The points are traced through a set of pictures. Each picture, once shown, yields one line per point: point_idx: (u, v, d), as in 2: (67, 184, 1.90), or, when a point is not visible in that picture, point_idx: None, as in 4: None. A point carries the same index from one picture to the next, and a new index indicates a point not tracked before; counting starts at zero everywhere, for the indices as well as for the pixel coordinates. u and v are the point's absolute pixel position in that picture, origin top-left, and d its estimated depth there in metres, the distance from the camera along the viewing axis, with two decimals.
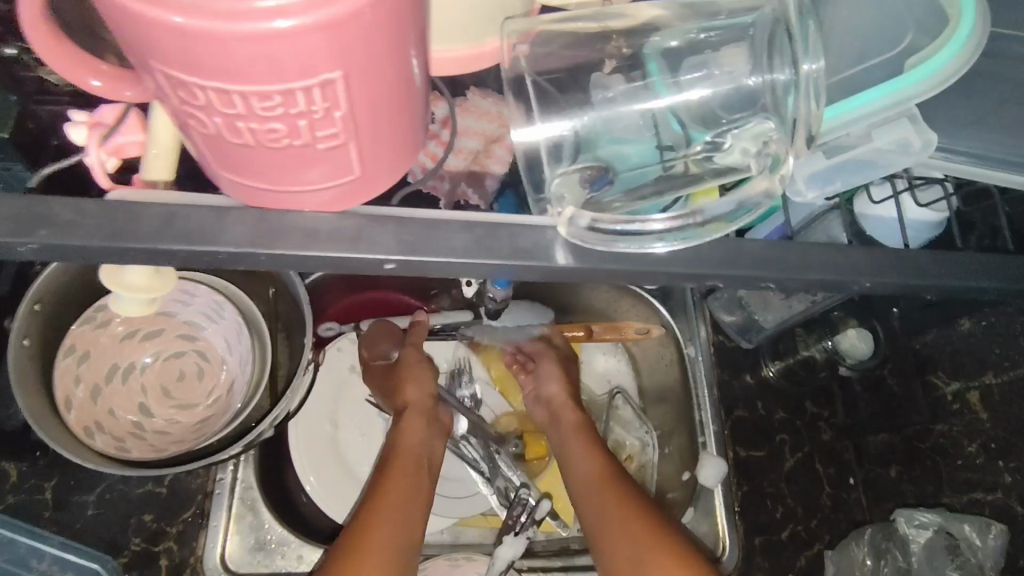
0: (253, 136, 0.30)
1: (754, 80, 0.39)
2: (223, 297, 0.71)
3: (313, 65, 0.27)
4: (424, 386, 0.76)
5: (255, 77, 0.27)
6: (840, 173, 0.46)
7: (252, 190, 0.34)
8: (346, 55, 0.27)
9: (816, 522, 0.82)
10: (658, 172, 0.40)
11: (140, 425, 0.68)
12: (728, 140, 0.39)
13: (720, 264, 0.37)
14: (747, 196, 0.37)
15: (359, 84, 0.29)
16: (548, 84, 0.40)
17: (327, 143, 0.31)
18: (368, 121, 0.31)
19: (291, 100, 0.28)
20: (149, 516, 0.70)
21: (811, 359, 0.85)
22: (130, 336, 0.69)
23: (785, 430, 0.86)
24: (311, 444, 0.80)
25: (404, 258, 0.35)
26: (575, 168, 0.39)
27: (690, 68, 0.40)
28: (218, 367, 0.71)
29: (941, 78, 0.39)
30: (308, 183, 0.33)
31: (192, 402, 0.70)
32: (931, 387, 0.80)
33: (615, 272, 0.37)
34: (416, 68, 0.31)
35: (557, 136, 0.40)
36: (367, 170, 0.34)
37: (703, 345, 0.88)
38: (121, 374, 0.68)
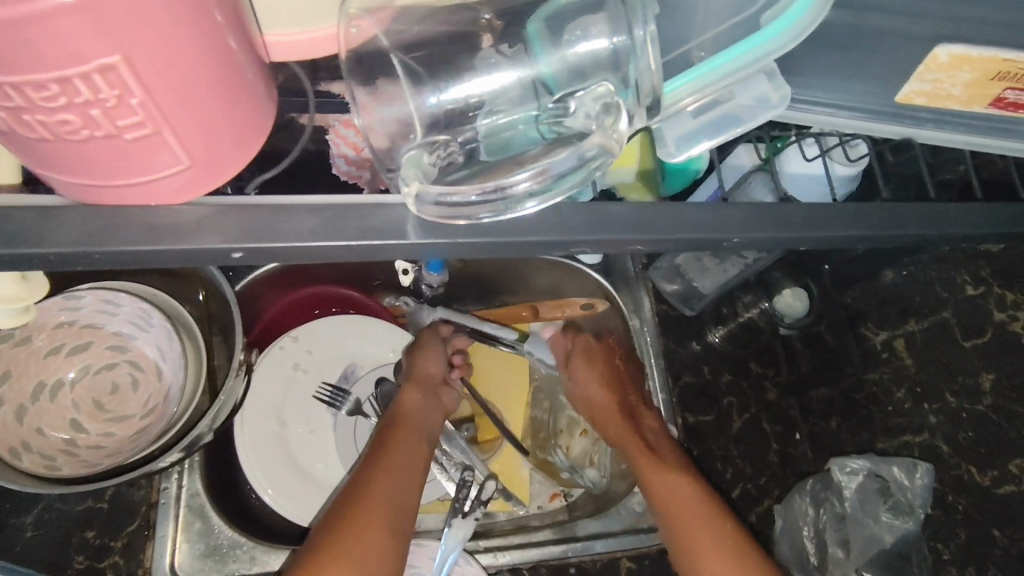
0: (46, 127, 0.30)
1: (613, 42, 0.39)
2: (149, 304, 0.69)
3: (84, 48, 0.26)
4: (431, 361, 0.79)
5: (29, 64, 0.26)
6: (710, 131, 0.44)
7: (88, 188, 0.34)
8: (114, 35, 0.27)
9: (765, 479, 0.84)
10: (534, 142, 0.39)
11: (72, 441, 0.67)
12: (574, 104, 0.38)
13: (583, 229, 0.39)
14: (585, 150, 0.36)
15: (144, 65, 0.28)
16: (414, 62, 0.40)
17: (133, 133, 0.30)
18: (173, 106, 0.30)
19: (74, 88, 0.28)
20: (91, 532, 0.69)
21: (751, 322, 0.86)
22: (54, 352, 0.67)
23: (730, 393, 0.87)
24: (257, 445, 0.79)
25: (247, 244, 0.36)
26: (434, 145, 0.39)
27: (567, 32, 0.40)
28: (153, 375, 0.69)
29: (792, 37, 0.39)
30: (133, 174, 0.33)
31: (128, 413, 0.69)
32: (863, 339, 0.82)
33: (488, 244, 0.38)
34: (219, 48, 0.31)
35: (426, 109, 0.39)
36: (198, 158, 0.34)
37: (647, 316, 0.90)
38: (48, 392, 0.67)
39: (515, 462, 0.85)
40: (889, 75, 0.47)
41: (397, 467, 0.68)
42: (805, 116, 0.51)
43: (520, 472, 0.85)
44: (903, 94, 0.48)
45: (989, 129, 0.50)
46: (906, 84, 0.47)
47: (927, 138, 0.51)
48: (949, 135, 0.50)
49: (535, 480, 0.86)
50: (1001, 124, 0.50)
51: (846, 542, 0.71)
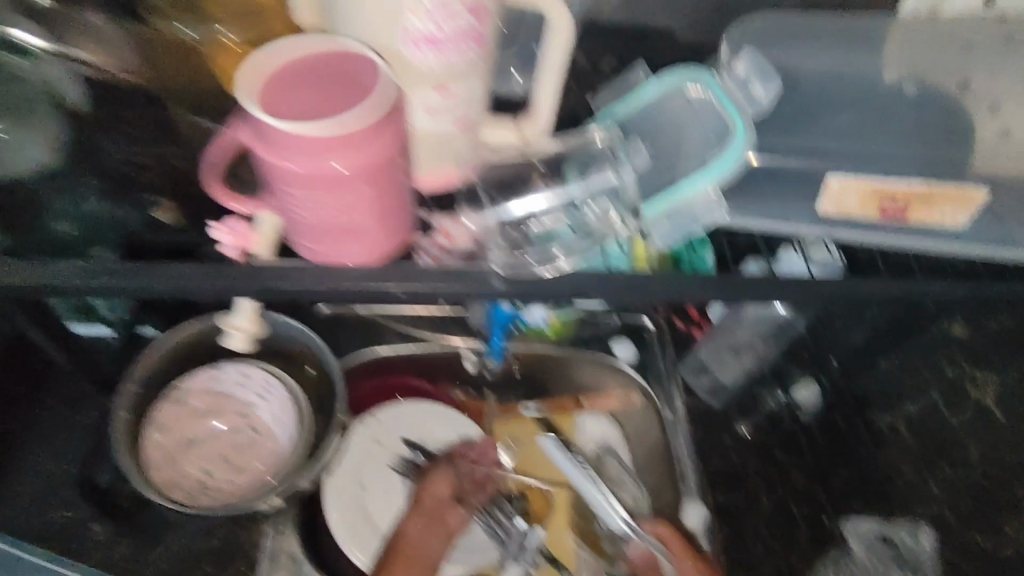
0: (327, 221, 0.50)
1: (615, 174, 0.57)
2: (270, 378, 0.89)
3: (334, 185, 0.47)
4: (437, 490, 0.87)
5: (305, 187, 0.47)
6: (683, 227, 0.56)
7: (321, 258, 0.53)
8: (348, 183, 0.47)
9: (797, 557, 0.90)
10: (567, 235, 0.56)
11: (202, 483, 0.83)
12: (590, 213, 0.57)
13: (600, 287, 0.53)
14: (598, 238, 0.56)
15: (353, 197, 0.48)
16: (493, 191, 0.59)
17: (367, 223, 0.50)
18: (388, 209, 0.51)
19: (318, 204, 0.48)
20: (208, 566, 0.83)
21: (772, 412, 1.00)
22: (198, 412, 0.86)
23: (757, 476, 0.96)
24: (341, 505, 0.92)
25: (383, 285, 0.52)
26: (503, 238, 0.55)
27: (587, 170, 0.58)
28: (267, 436, 0.87)
29: (729, 167, 0.54)
30: (356, 249, 0.52)
31: (245, 465, 0.85)
32: (871, 422, 0.94)
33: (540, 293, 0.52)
34: (396, 193, 0.51)
35: (498, 218, 0.56)
36: (391, 240, 0.53)
37: (679, 407, 1.02)
38: (189, 443, 0.85)
39: (563, 532, 0.97)
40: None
41: None
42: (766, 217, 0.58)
43: (566, 541, 0.97)
44: (823, 204, 0.58)
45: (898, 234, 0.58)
46: (822, 198, 0.58)
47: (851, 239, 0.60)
48: (862, 238, 0.58)
49: (581, 555, 0.96)
50: None
51: None
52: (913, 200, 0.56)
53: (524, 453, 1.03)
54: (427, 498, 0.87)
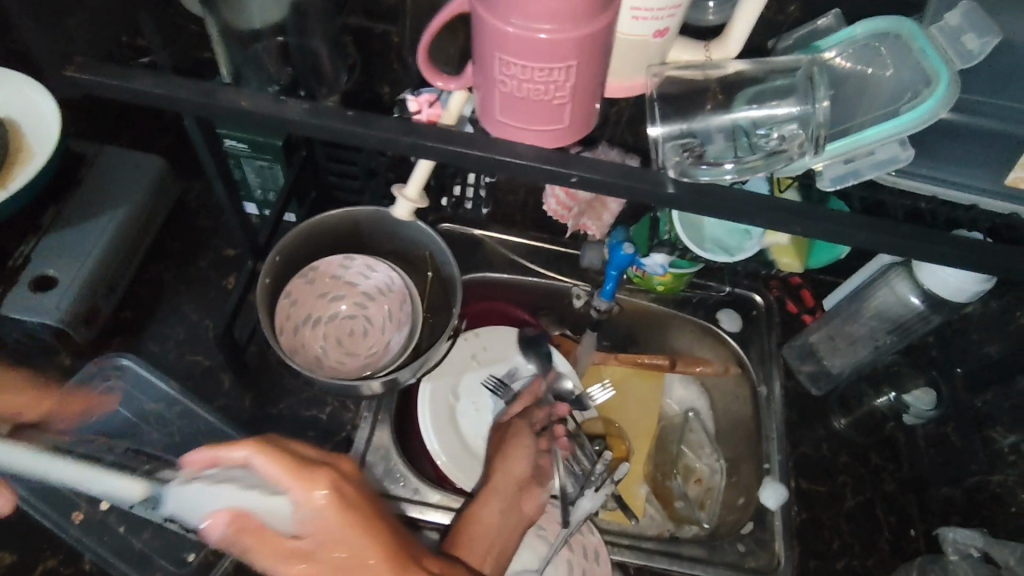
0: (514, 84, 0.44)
1: (799, 105, 0.52)
2: (394, 276, 0.94)
3: (573, 52, 0.41)
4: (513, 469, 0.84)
5: (534, 57, 0.41)
6: (856, 171, 0.52)
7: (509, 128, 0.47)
8: (588, 52, 0.42)
9: (873, 561, 0.90)
10: (734, 158, 0.53)
11: (321, 359, 0.91)
12: (769, 136, 0.52)
13: (761, 207, 0.48)
14: (774, 160, 0.51)
15: (587, 68, 0.43)
16: (669, 107, 0.53)
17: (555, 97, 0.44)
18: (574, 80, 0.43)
19: (552, 74, 0.42)
20: (311, 433, 0.91)
21: (876, 409, 0.98)
22: (323, 295, 0.93)
23: (847, 473, 0.96)
24: (434, 410, 0.97)
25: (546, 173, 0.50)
26: (675, 144, 0.53)
27: (768, 97, 0.53)
28: (380, 331, 0.94)
29: (918, 123, 0.48)
30: (534, 120, 0.46)
31: (356, 351, 0.93)
32: (991, 441, 0.85)
33: (699, 210, 0.49)
34: (585, 70, 0.43)
35: (675, 129, 0.53)
36: (570, 122, 0.47)
37: (777, 387, 1.01)
38: (312, 321, 0.92)
39: (635, 484, 0.97)
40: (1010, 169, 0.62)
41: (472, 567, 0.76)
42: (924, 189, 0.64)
43: (638, 492, 0.97)
44: (1012, 175, 0.61)
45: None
46: (1013, 168, 0.61)
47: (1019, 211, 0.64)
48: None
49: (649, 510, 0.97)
50: None
51: None
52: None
53: (615, 396, 1.06)
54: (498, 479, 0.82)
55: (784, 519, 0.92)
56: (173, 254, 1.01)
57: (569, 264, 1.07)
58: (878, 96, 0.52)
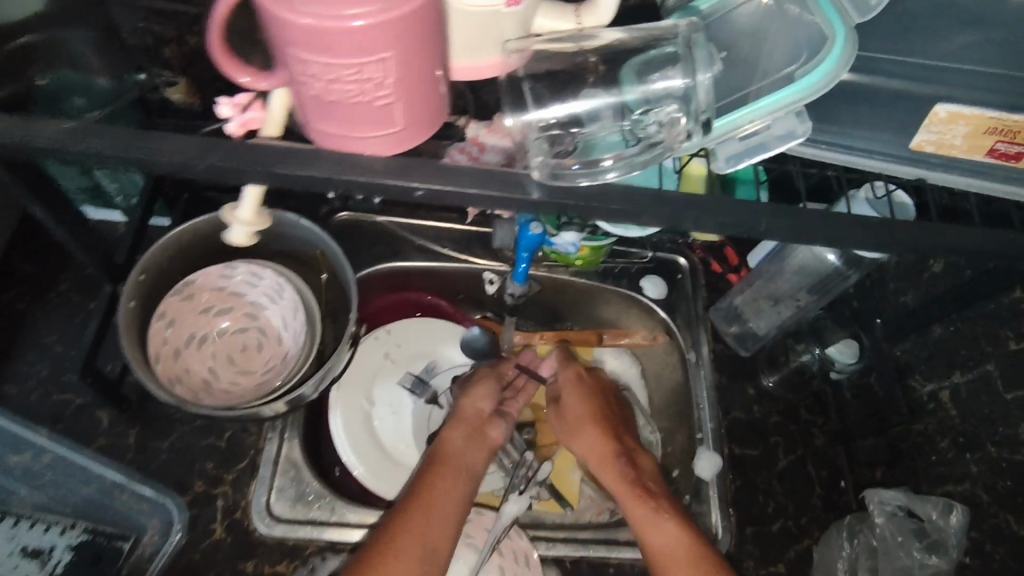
0: (332, 91, 0.37)
1: (684, 79, 0.45)
2: (283, 281, 0.84)
3: (385, 41, 0.34)
4: (478, 403, 0.87)
5: (332, 51, 0.34)
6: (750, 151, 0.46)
7: (335, 137, 0.41)
8: (403, 40, 0.34)
9: (805, 520, 0.90)
10: (620, 148, 0.47)
11: (209, 383, 0.82)
12: (651, 117, 0.46)
13: (648, 204, 0.43)
14: (658, 148, 0.45)
15: (410, 60, 0.36)
16: (541, 89, 0.47)
17: (383, 101, 0.37)
18: (408, 80, 0.37)
19: (364, 71, 0.35)
20: (210, 464, 0.82)
21: (803, 366, 0.95)
22: (207, 310, 0.83)
23: (778, 432, 0.95)
24: (349, 419, 0.91)
25: (402, 177, 0.42)
26: (543, 136, 0.47)
27: (649, 70, 0.46)
28: (275, 341, 0.85)
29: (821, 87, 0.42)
30: (367, 128, 0.39)
31: (252, 369, 0.84)
32: (911, 390, 0.86)
33: (576, 208, 0.43)
34: (422, 58, 0.36)
35: (546, 117, 0.47)
36: (408, 124, 0.40)
37: (705, 352, 0.98)
38: (196, 341, 0.82)
39: (568, 469, 0.94)
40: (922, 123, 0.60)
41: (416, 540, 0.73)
42: (841, 156, 0.62)
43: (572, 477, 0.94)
44: (916, 141, 0.58)
45: (997, 177, 0.58)
46: (918, 132, 0.58)
47: (937, 179, 0.60)
48: (955, 179, 0.59)
49: (585, 492, 0.93)
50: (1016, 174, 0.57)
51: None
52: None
53: None
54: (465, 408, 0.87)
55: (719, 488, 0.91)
56: (26, 276, 0.87)
57: (481, 244, 1.00)
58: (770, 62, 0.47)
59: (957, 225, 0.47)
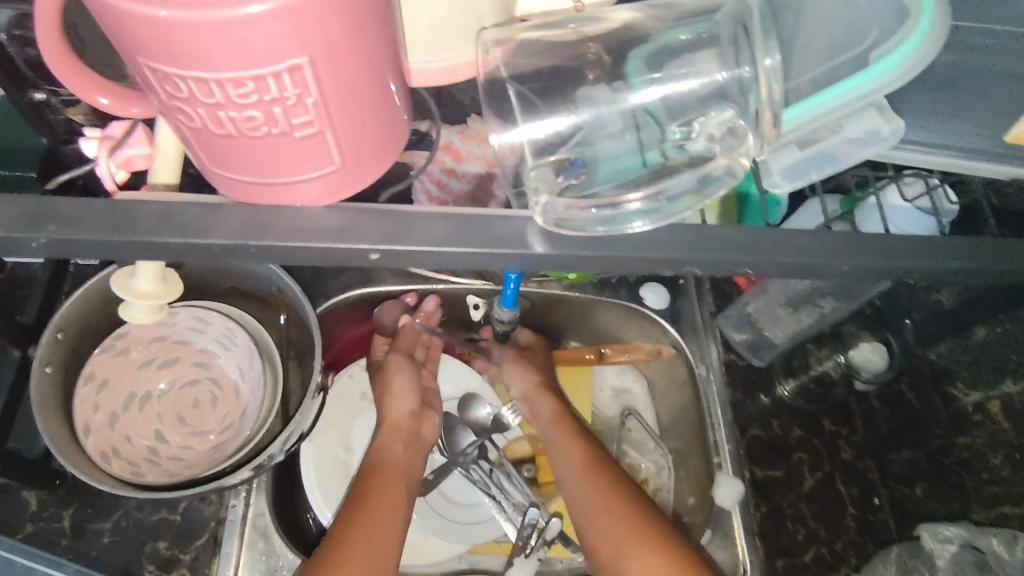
0: (234, 122, 0.32)
1: (723, 75, 0.39)
2: (235, 324, 0.73)
3: (279, 48, 0.29)
4: (401, 405, 0.79)
5: (212, 64, 0.29)
6: (814, 164, 0.44)
7: (238, 183, 0.37)
8: (302, 48, 0.30)
9: (841, 544, 0.79)
10: (641, 167, 0.40)
11: (155, 451, 0.70)
12: (695, 128, 0.39)
13: (692, 247, 0.38)
14: (709, 171, 0.38)
15: (318, 75, 0.31)
16: (532, 94, 0.42)
17: (302, 130, 0.33)
18: (339, 108, 0.33)
19: (264, 87, 0.31)
20: (163, 543, 0.71)
21: (825, 375, 0.85)
22: (148, 363, 0.72)
23: (801, 449, 0.84)
24: (321, 470, 0.80)
25: (387, 246, 0.37)
26: (550, 161, 0.40)
27: (673, 66, 0.40)
28: (232, 394, 0.73)
29: (908, 69, 0.38)
30: (291, 171, 0.35)
31: (205, 428, 0.72)
32: (952, 400, 0.81)
33: (594, 259, 0.38)
34: (352, 69, 0.32)
35: (538, 136, 0.41)
36: (345, 159, 0.36)
37: (716, 366, 0.88)
38: (138, 402, 0.71)
39: None
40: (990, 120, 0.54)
41: (362, 557, 0.65)
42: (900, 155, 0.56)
43: None
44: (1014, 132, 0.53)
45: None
46: (1016, 123, 0.53)
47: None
48: None
49: None
50: None
51: None
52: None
53: None
54: (397, 413, 0.78)
55: (746, 520, 0.81)
56: None
57: None
58: (833, 47, 0.42)
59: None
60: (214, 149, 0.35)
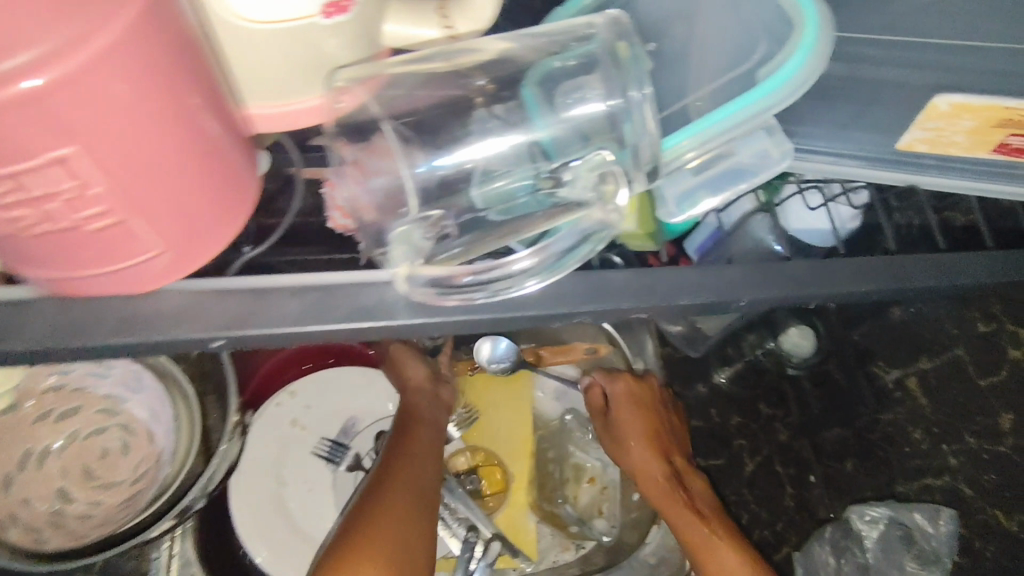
0: (24, 223, 0.32)
1: (609, 104, 0.40)
2: (140, 366, 0.67)
3: (57, 135, 0.29)
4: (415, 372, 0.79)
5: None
6: (710, 186, 0.43)
7: (65, 280, 0.37)
8: (81, 130, 0.30)
9: (782, 525, 0.80)
10: (532, 207, 0.41)
11: (60, 510, 0.66)
12: (569, 174, 0.40)
13: (535, 308, 0.39)
14: (585, 227, 0.38)
15: (108, 155, 0.31)
16: (407, 132, 0.42)
17: (98, 219, 0.33)
18: (141, 190, 0.33)
19: (51, 177, 0.31)
20: None
21: (757, 362, 0.87)
22: (43, 417, 0.66)
23: (741, 435, 0.84)
24: (252, 504, 0.76)
25: (225, 333, 0.38)
26: (416, 219, 0.40)
27: (565, 92, 0.42)
28: (144, 439, 0.68)
29: (797, 84, 0.38)
30: (118, 255, 0.35)
31: (116, 479, 0.67)
32: (874, 377, 0.82)
33: (465, 323, 0.39)
34: (143, 145, 0.32)
35: (429, 175, 0.41)
36: (169, 241, 0.36)
37: (652, 360, 0.89)
38: (37, 459, 0.66)
39: (519, 517, 0.82)
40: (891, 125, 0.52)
41: (406, 496, 0.68)
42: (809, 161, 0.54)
43: (525, 526, 0.82)
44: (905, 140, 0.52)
45: (989, 177, 0.54)
46: (907, 132, 0.51)
47: (931, 183, 0.54)
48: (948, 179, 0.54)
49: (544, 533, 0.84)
50: (983, 169, 0.53)
51: None
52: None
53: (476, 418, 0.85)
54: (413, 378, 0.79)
55: None
56: None
57: None
58: (727, 58, 0.44)
59: None
60: (22, 250, 0.34)
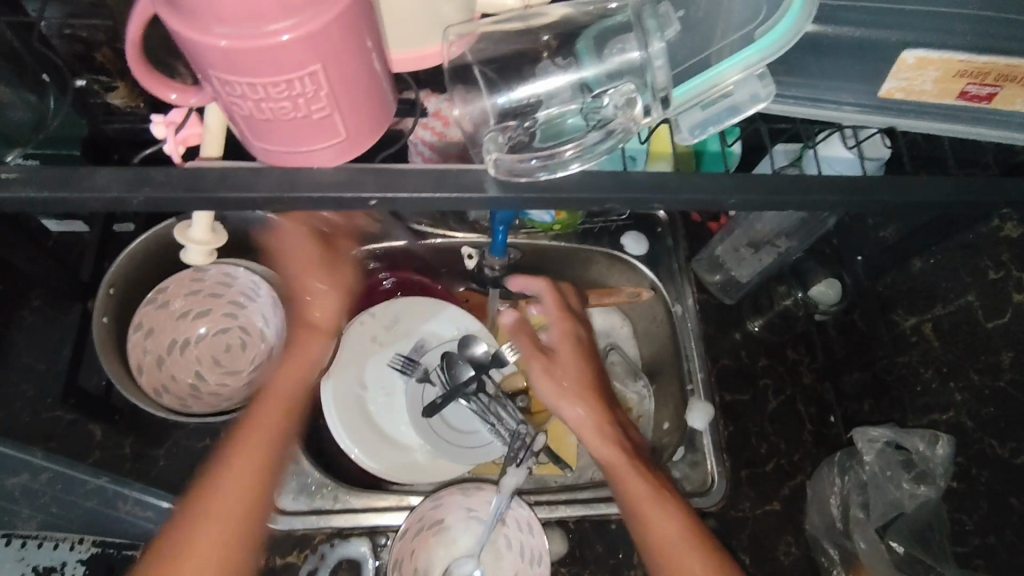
0: (271, 113, 0.40)
1: (638, 52, 0.47)
2: (258, 279, 0.84)
3: (300, 62, 0.37)
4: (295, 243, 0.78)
5: (255, 74, 0.37)
6: (716, 121, 0.49)
7: (277, 153, 0.44)
8: (329, 50, 0.37)
9: (799, 455, 0.89)
10: (582, 125, 0.48)
11: (197, 387, 0.81)
12: (605, 100, 0.48)
13: (612, 187, 0.46)
14: (611, 126, 0.46)
15: (340, 68, 0.38)
16: (492, 72, 0.50)
17: (319, 113, 0.40)
18: (348, 96, 0.40)
19: (291, 86, 0.38)
20: None
21: (787, 310, 0.93)
22: (185, 314, 0.82)
23: (767, 375, 0.93)
24: (338, 401, 0.90)
25: (381, 194, 0.45)
26: (495, 134, 0.48)
27: (610, 46, 0.48)
28: (259, 338, 0.83)
29: (786, 39, 0.46)
30: (317, 141, 0.42)
31: (239, 368, 0.83)
32: (894, 324, 0.92)
33: (537, 199, 0.45)
34: (361, 57, 0.39)
35: (496, 102, 0.49)
36: (352, 131, 0.43)
37: (690, 304, 0.97)
38: (179, 347, 0.82)
39: (562, 434, 0.95)
40: (874, 72, 0.53)
41: (217, 520, 0.69)
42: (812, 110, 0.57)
43: (568, 440, 0.94)
44: (885, 88, 0.54)
45: (973, 121, 0.55)
46: (885, 81, 0.53)
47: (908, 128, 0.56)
48: (927, 125, 0.55)
49: (582, 451, 0.95)
50: (1001, 118, 0.55)
51: (867, 505, 0.81)
52: (1003, 83, 0.51)
53: None
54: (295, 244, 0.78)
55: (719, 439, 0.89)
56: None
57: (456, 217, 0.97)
58: (742, 15, 0.50)
59: (914, 178, 0.49)
60: (256, 130, 0.42)
